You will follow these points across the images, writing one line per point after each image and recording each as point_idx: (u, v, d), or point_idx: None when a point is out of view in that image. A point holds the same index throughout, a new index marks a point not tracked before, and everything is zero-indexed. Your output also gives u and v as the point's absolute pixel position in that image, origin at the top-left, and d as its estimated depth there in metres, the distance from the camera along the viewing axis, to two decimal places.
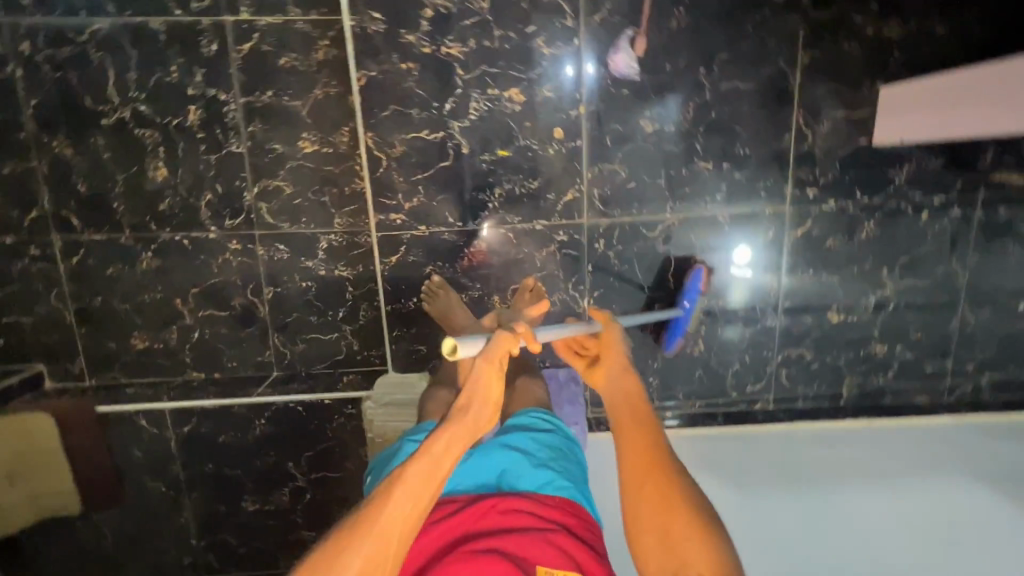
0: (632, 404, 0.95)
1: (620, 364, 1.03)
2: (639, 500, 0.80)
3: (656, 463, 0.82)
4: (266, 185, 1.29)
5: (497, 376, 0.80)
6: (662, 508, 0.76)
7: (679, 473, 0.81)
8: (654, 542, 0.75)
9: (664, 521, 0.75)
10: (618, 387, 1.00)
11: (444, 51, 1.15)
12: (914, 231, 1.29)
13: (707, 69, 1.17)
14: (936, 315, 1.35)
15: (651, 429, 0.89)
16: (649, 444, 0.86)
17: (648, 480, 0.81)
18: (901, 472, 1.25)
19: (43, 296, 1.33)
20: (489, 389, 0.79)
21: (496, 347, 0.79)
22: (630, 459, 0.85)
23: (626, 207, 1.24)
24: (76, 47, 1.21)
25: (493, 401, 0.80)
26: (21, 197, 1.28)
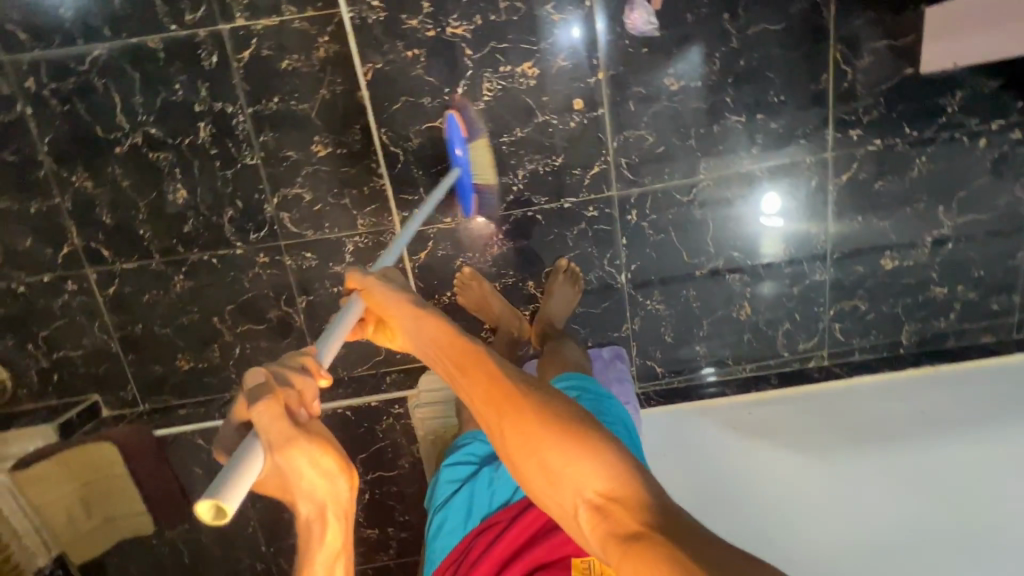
0: (445, 349, 0.77)
1: (405, 312, 0.81)
2: (514, 453, 0.70)
3: (511, 405, 0.71)
4: (286, 194, 1.27)
5: (306, 451, 0.59)
6: (536, 450, 0.68)
7: (536, 397, 0.71)
8: (544, 485, 0.68)
9: (545, 459, 0.68)
10: (419, 338, 0.80)
11: (450, 32, 1.09)
12: (971, 162, 1.20)
13: (732, 15, 1.08)
14: (1000, 249, 1.26)
15: (488, 369, 0.73)
16: (493, 386, 0.72)
17: (511, 428, 0.70)
18: (945, 425, 1.19)
19: (87, 328, 1.36)
20: (313, 471, 0.60)
21: (270, 434, 0.58)
22: (485, 416, 0.73)
23: (657, 173, 1.18)
24: (79, 78, 1.19)
25: (330, 475, 0.61)
26: (50, 235, 1.29)
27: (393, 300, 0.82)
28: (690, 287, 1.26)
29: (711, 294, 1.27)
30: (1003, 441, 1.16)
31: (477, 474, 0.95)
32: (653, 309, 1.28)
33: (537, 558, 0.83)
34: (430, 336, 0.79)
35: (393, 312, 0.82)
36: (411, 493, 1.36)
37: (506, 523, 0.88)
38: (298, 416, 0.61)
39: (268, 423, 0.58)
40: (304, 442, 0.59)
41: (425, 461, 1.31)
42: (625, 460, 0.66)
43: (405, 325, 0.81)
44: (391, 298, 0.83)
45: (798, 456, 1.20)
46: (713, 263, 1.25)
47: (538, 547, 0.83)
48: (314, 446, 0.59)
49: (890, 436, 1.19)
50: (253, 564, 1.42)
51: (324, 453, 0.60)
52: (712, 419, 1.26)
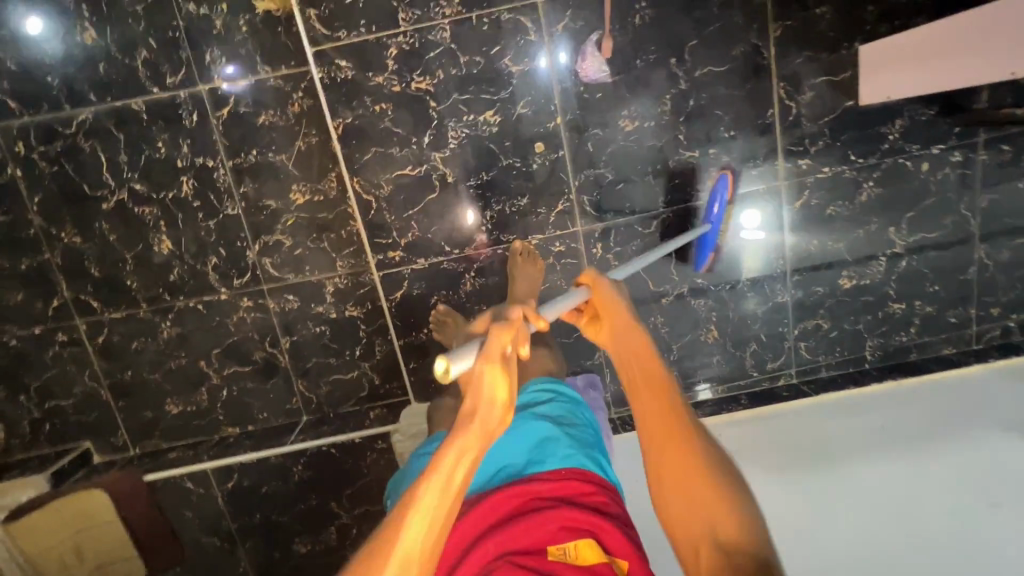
0: (644, 365, 0.80)
1: (623, 318, 0.85)
2: (663, 481, 0.71)
3: (681, 443, 0.72)
4: (267, 240, 1.33)
5: (500, 375, 0.61)
6: (688, 484, 0.69)
7: (706, 445, 0.72)
8: (676, 512, 0.69)
9: (693, 494, 0.68)
10: (625, 347, 0.83)
11: (414, 86, 1.15)
12: (916, 184, 1.26)
13: (679, 59, 1.15)
14: (953, 264, 1.32)
15: (671, 397, 0.76)
16: (668, 400, 0.75)
17: (672, 454, 0.71)
18: (916, 437, 1.20)
19: (77, 377, 1.40)
20: (494, 401, 0.61)
21: (490, 346, 0.61)
22: (651, 439, 0.74)
23: (619, 208, 1.24)
24: (66, 140, 1.25)
25: (495, 406, 0.61)
26: (41, 289, 1.34)
27: (612, 297, 0.86)
28: (657, 313, 1.32)
29: (679, 319, 1.32)
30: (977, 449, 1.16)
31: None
32: None
33: (512, 540, 0.76)
34: (636, 346, 0.82)
35: (609, 309, 0.86)
36: None
37: (470, 506, 0.82)
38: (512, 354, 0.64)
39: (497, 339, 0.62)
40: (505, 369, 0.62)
41: None
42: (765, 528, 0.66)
43: (615, 326, 0.85)
44: (617, 301, 0.87)
45: (775, 475, 1.20)
46: (679, 289, 1.30)
47: (507, 530, 0.76)
48: (507, 376, 0.62)
49: (868, 446, 1.21)
50: None
51: (506, 391, 0.62)
52: None
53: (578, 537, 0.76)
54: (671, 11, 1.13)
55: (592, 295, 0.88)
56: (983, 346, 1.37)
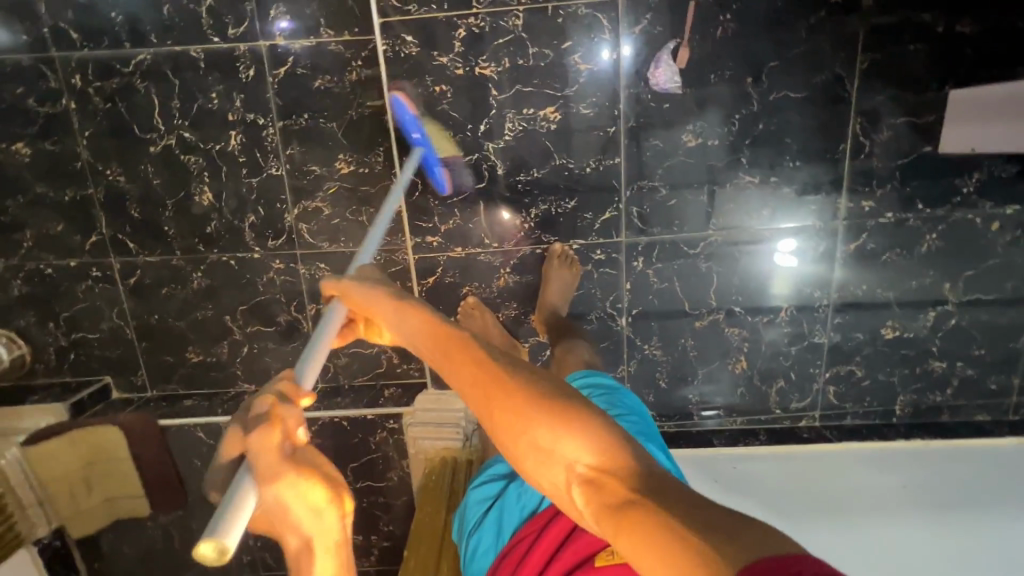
0: (432, 337, 0.72)
1: (387, 304, 0.77)
2: (506, 444, 0.65)
3: (499, 393, 0.65)
4: (306, 206, 1.32)
5: (292, 478, 0.51)
6: (526, 432, 0.62)
7: (519, 379, 0.65)
8: (536, 469, 0.63)
9: (536, 442, 0.62)
10: (403, 327, 0.75)
11: (478, 71, 1.12)
12: (982, 243, 1.20)
13: (755, 79, 1.10)
14: (1004, 330, 1.26)
15: (470, 355, 0.68)
16: (470, 357, 0.68)
17: (500, 412, 0.64)
18: (950, 501, 1.20)
19: (106, 313, 1.42)
20: (313, 508, 0.51)
21: (261, 464, 0.51)
22: (476, 407, 0.67)
23: (667, 224, 1.20)
24: (123, 79, 1.24)
25: (320, 511, 0.52)
26: (81, 223, 1.35)
27: (368, 293, 0.79)
28: (689, 336, 1.28)
29: (709, 344, 1.29)
30: (1004, 530, 1.16)
31: (505, 491, 0.99)
32: (650, 354, 1.30)
33: (566, 563, 0.79)
34: (413, 326, 0.74)
35: (376, 305, 0.78)
36: (396, 503, 1.40)
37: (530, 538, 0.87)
38: (296, 446, 0.55)
39: (258, 453, 0.52)
40: (299, 471, 0.52)
41: (414, 475, 1.36)
42: (616, 432, 0.61)
43: (387, 316, 0.77)
44: (378, 292, 0.79)
45: (809, 523, 1.19)
46: (714, 315, 1.27)
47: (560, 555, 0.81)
48: (306, 478, 0.52)
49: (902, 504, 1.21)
50: (239, 556, 1.47)
51: (320, 487, 0.52)
52: (714, 470, 1.28)
53: None
54: (756, 27, 1.07)
55: (348, 306, 0.82)
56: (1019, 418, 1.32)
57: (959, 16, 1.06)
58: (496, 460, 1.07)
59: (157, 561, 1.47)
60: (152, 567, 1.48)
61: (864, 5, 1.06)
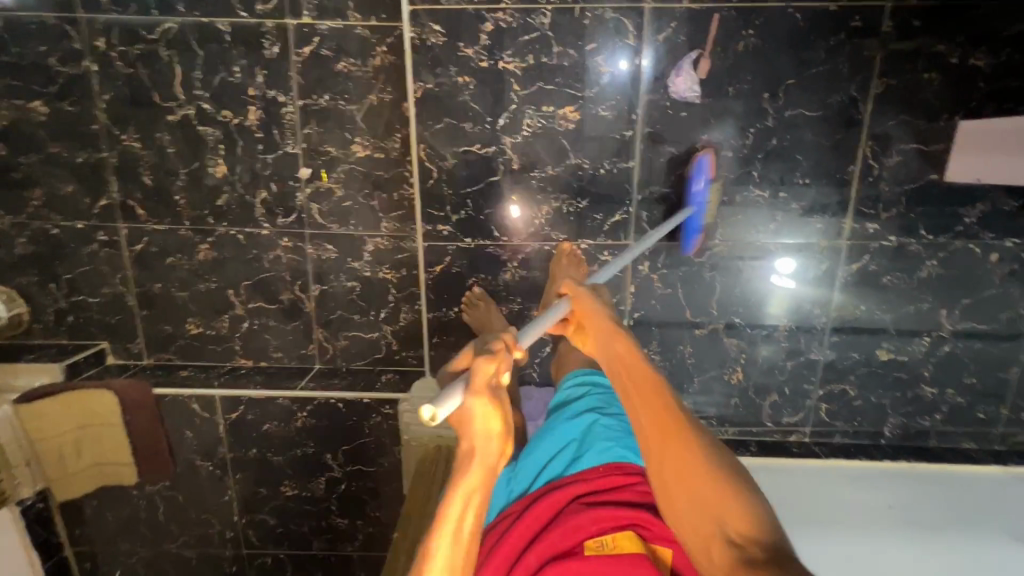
0: (631, 369, 0.79)
1: (604, 327, 0.84)
2: (664, 479, 0.73)
3: (677, 440, 0.73)
4: (319, 186, 1.32)
5: (489, 407, 0.62)
6: (689, 476, 0.71)
7: (700, 436, 0.73)
8: (686, 511, 0.71)
9: (699, 490, 0.70)
10: (608, 355, 0.83)
11: (502, 66, 1.13)
12: (980, 273, 1.23)
13: (772, 95, 1.12)
14: (996, 360, 1.29)
15: (664, 404, 0.76)
16: (662, 406, 0.75)
17: (672, 456, 0.73)
18: (931, 525, 1.20)
19: (108, 278, 1.41)
20: (489, 432, 0.63)
21: (475, 377, 0.61)
22: (649, 441, 0.75)
23: (675, 230, 1.22)
24: (147, 46, 1.25)
25: (491, 437, 0.64)
26: (92, 186, 1.35)
27: (595, 310, 0.85)
28: (688, 343, 1.30)
29: (707, 353, 1.30)
30: (981, 551, 1.16)
31: (494, 476, 1.00)
32: (649, 358, 1.31)
33: (552, 547, 0.78)
34: (618, 356, 0.81)
35: (593, 322, 0.85)
36: (385, 490, 1.40)
37: (514, 519, 0.85)
38: (500, 384, 0.64)
39: (478, 373, 0.61)
40: (494, 403, 0.62)
41: (405, 463, 1.36)
42: (771, 515, 0.68)
43: (600, 336, 0.84)
44: (601, 313, 0.85)
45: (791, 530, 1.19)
46: (715, 324, 1.28)
47: (547, 536, 0.79)
48: (495, 408, 0.62)
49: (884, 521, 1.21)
50: (222, 531, 1.46)
51: (499, 420, 0.63)
52: None
53: (614, 530, 0.78)
54: (777, 45, 1.09)
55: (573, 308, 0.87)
56: (1003, 448, 1.35)
57: (973, 49, 1.09)
58: None
59: (139, 530, 1.46)
60: (133, 536, 1.47)
61: (883, 31, 1.08)
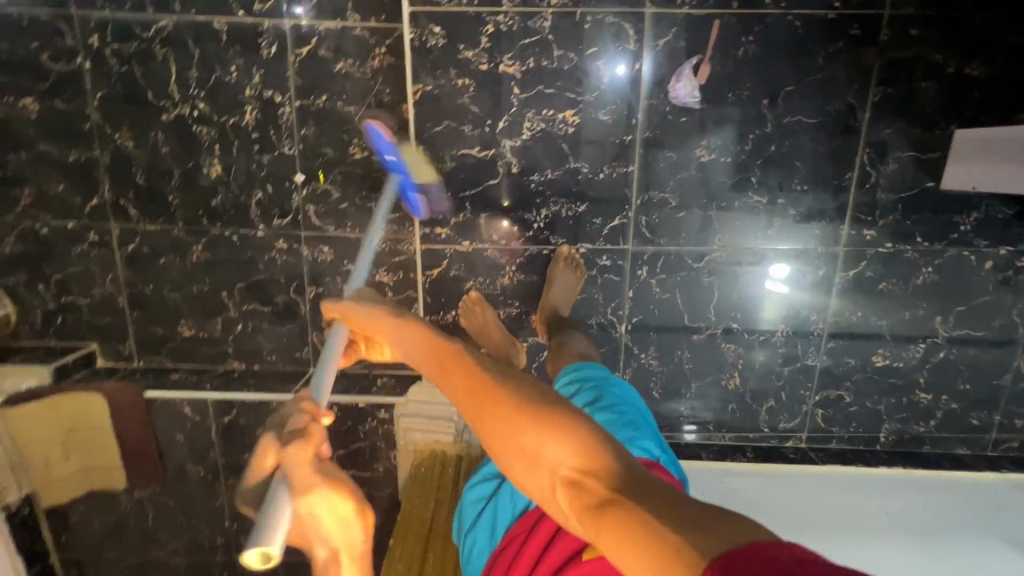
0: (424, 351, 0.73)
1: (387, 322, 0.77)
2: (495, 448, 0.64)
3: (490, 400, 0.64)
4: (316, 188, 1.31)
5: (328, 491, 0.54)
6: (512, 441, 0.62)
7: (513, 389, 0.65)
8: (524, 474, 0.62)
9: (523, 452, 0.62)
10: (406, 346, 0.75)
11: (502, 68, 1.12)
12: (974, 280, 1.24)
13: (771, 102, 1.12)
14: (989, 367, 1.30)
15: (467, 371, 0.68)
16: (469, 375, 0.67)
17: (491, 419, 0.64)
18: (926, 529, 1.21)
19: (99, 279, 1.39)
20: (344, 522, 0.54)
21: (294, 476, 0.54)
22: (468, 415, 0.67)
23: (673, 236, 1.22)
24: (142, 44, 1.23)
25: (348, 520, 0.54)
26: (83, 185, 1.33)
27: (373, 316, 0.79)
28: (685, 348, 1.30)
29: (705, 358, 1.30)
30: (977, 557, 1.17)
31: (498, 491, 0.98)
32: (646, 363, 1.31)
33: (553, 562, 0.76)
34: (413, 343, 0.74)
35: (382, 328, 0.78)
36: (379, 494, 1.39)
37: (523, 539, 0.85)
38: (323, 462, 0.57)
39: (295, 469, 0.54)
40: (329, 482, 0.55)
41: (401, 469, 1.34)
42: (597, 433, 0.61)
43: (392, 334, 0.77)
44: (381, 316, 0.78)
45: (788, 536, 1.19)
46: (712, 330, 1.28)
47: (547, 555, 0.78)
48: (333, 489, 0.54)
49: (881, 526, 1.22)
50: (213, 537, 1.44)
51: (345, 503, 0.54)
52: (697, 482, 1.29)
53: None
54: (777, 52, 1.10)
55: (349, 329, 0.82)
56: (996, 454, 1.36)
57: (969, 59, 1.10)
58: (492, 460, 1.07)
59: (128, 535, 1.44)
60: (122, 541, 1.44)
61: (880, 40, 1.09)
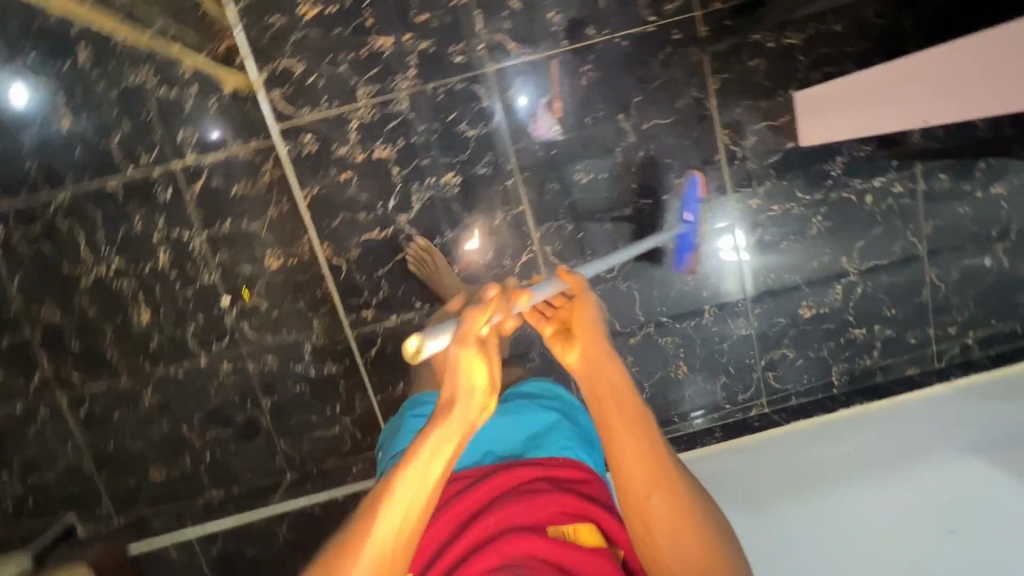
0: (622, 393, 0.78)
1: (596, 339, 0.81)
2: (651, 519, 0.74)
3: (666, 480, 0.75)
4: (244, 305, 1.36)
5: (474, 357, 0.63)
6: (680, 527, 0.73)
7: (686, 482, 0.76)
8: (661, 548, 0.73)
9: (683, 547, 0.73)
10: (600, 371, 0.79)
11: (376, 154, 1.22)
12: (863, 216, 1.33)
13: (626, 115, 1.22)
14: (905, 287, 1.37)
15: (655, 446, 0.76)
16: (656, 456, 0.76)
17: (657, 497, 0.74)
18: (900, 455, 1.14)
19: (60, 450, 1.41)
20: (472, 386, 0.64)
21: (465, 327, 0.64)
22: (636, 476, 0.75)
23: (581, 255, 1.28)
24: (46, 221, 1.30)
25: (473, 390, 0.64)
26: (22, 366, 1.36)
27: (591, 317, 0.83)
28: (627, 354, 1.35)
29: (647, 358, 1.36)
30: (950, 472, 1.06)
31: None
32: None
33: (512, 516, 0.78)
34: (610, 376, 0.79)
35: (591, 333, 0.82)
36: None
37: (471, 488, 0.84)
38: (486, 341, 0.66)
39: (472, 320, 0.64)
40: (483, 358, 0.64)
41: None
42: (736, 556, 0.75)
43: (591, 351, 0.81)
44: (597, 324, 0.83)
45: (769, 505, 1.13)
46: (645, 329, 1.35)
47: (506, 506, 0.79)
48: (481, 363, 0.64)
49: (862, 465, 1.14)
50: None
51: (483, 371, 0.64)
52: None
53: (576, 523, 0.80)
54: (616, 72, 1.20)
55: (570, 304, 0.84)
56: (946, 365, 1.41)
57: (784, 30, 1.21)
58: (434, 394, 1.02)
59: None
60: None
61: (701, 37, 1.20)
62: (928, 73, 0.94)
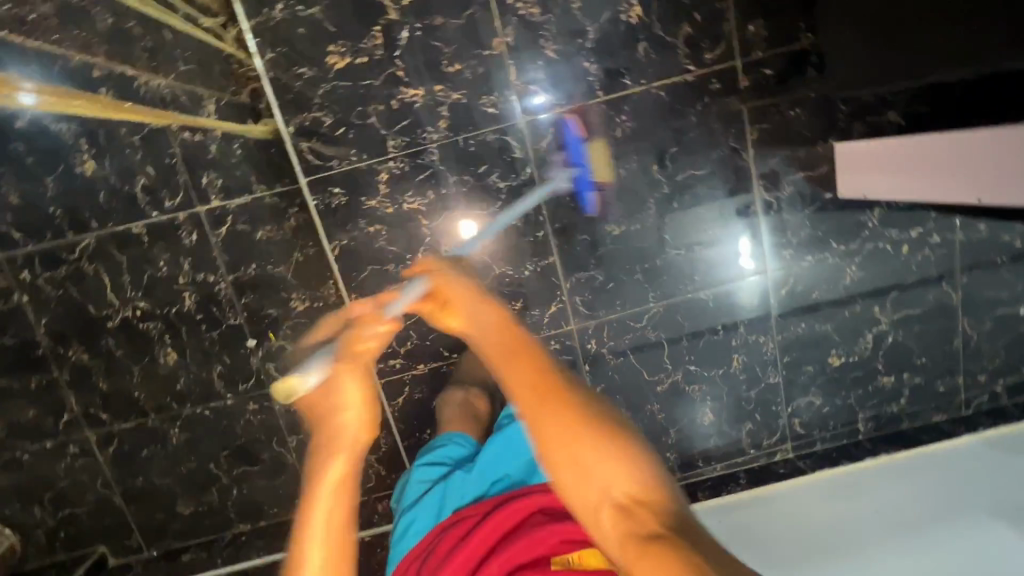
0: (500, 338, 0.79)
1: (468, 296, 0.83)
2: (552, 448, 0.73)
3: (555, 401, 0.74)
4: (270, 346, 1.36)
5: (350, 378, 0.79)
6: (574, 451, 0.72)
7: (580, 403, 0.75)
8: (571, 481, 0.72)
9: (589, 470, 0.71)
10: (477, 323, 0.81)
11: (406, 207, 1.21)
12: (897, 265, 1.30)
13: (661, 165, 1.19)
14: (937, 336, 1.36)
15: (540, 371, 0.76)
16: (543, 384, 0.75)
17: (552, 418, 0.74)
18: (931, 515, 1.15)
19: (90, 486, 1.43)
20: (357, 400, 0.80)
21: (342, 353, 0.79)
22: (525, 407, 0.75)
23: (609, 306, 1.28)
24: (71, 266, 1.29)
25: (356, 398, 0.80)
26: (51, 406, 1.37)
27: (457, 282, 0.84)
28: (654, 401, 1.35)
29: (674, 406, 1.36)
30: (978, 540, 1.08)
31: (450, 473, 1.04)
32: None
33: (516, 556, 0.87)
34: (488, 320, 0.80)
35: (454, 290, 0.83)
36: None
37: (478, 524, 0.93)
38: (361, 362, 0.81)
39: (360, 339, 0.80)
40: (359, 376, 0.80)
41: None
42: (658, 474, 0.72)
43: (466, 304, 0.82)
44: (469, 285, 0.85)
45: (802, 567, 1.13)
46: (672, 378, 1.34)
47: (507, 549, 0.88)
48: (357, 381, 0.80)
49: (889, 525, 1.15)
50: None
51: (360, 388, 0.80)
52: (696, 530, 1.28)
53: (577, 548, 0.86)
54: (652, 123, 1.17)
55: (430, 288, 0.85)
56: (972, 412, 1.40)
57: None
58: (447, 440, 1.10)
59: None
60: None
61: (741, 87, 1.16)
62: (933, 152, 0.91)
